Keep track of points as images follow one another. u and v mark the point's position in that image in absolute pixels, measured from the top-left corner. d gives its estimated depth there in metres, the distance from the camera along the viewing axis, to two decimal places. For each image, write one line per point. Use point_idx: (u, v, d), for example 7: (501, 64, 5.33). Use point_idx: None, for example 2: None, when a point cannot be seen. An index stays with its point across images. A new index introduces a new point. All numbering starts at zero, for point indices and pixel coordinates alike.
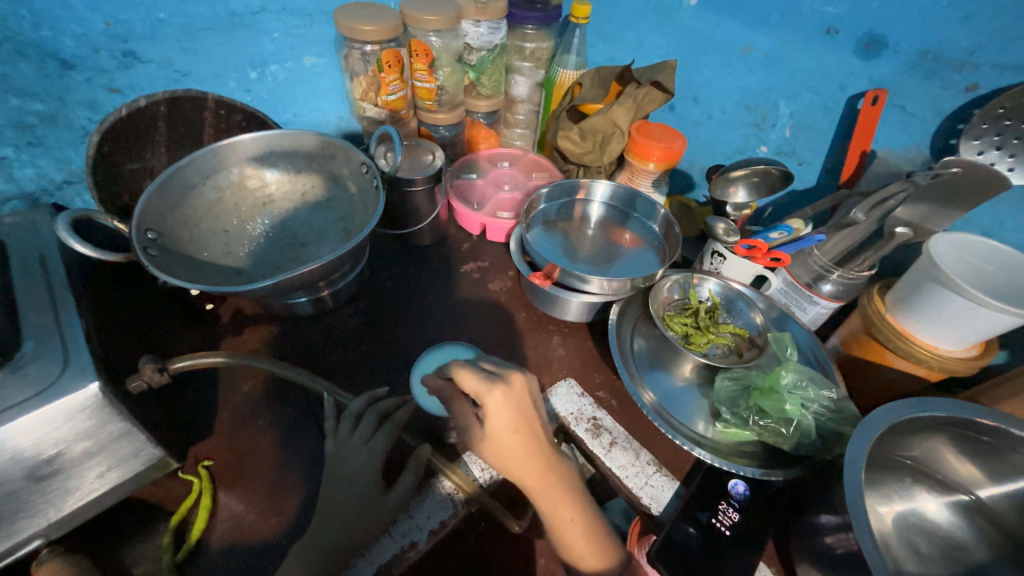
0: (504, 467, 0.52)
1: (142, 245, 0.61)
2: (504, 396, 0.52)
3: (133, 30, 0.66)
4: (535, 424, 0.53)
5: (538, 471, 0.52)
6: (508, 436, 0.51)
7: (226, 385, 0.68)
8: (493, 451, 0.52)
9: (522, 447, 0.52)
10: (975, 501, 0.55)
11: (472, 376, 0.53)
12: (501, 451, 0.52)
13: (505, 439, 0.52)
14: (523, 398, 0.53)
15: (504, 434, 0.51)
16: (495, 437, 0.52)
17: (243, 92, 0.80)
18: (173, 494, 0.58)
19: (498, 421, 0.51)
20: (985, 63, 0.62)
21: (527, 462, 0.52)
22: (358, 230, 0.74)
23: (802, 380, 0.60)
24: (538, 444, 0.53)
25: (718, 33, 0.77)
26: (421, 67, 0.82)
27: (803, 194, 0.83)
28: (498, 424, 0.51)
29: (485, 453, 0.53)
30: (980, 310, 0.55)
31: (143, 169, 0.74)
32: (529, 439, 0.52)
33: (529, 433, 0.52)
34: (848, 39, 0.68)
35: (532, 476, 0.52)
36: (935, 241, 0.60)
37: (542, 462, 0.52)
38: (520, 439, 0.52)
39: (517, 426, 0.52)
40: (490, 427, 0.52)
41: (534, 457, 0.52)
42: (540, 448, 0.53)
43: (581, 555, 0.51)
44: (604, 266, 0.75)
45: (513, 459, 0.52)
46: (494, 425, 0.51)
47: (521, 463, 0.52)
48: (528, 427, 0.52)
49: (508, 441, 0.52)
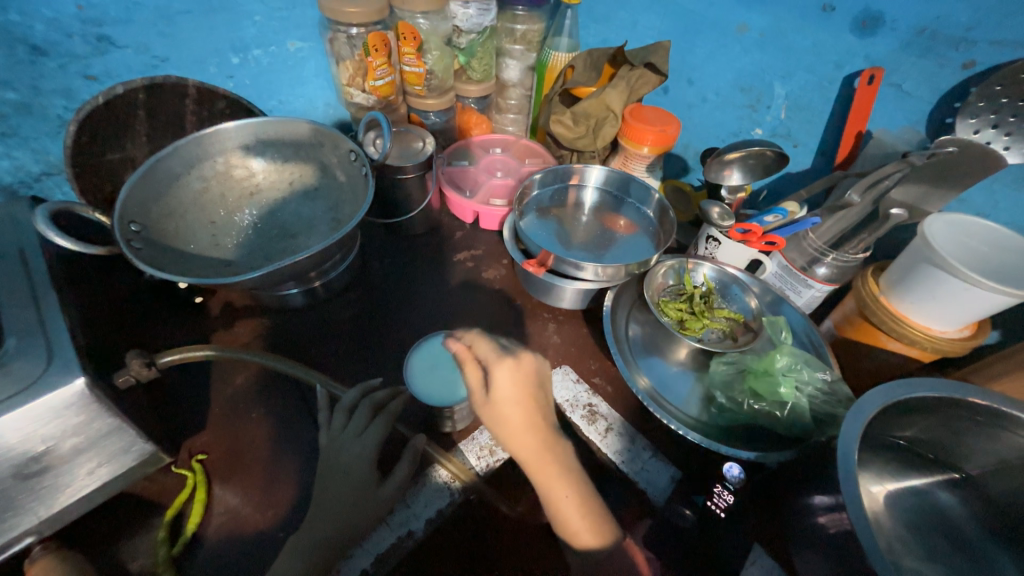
0: (502, 438, 0.54)
1: (125, 238, 0.60)
2: (510, 368, 0.56)
3: (107, 13, 0.63)
4: (537, 402, 0.55)
5: (535, 450, 0.53)
6: (509, 407, 0.54)
7: (218, 378, 0.67)
8: (491, 419, 0.54)
9: (522, 420, 0.54)
10: (964, 478, 0.56)
11: (486, 346, 0.58)
12: (501, 420, 0.54)
13: (505, 409, 0.54)
14: (528, 374, 0.57)
15: (506, 404, 0.54)
16: (496, 406, 0.54)
17: (225, 78, 0.77)
18: (167, 490, 0.58)
19: (500, 391, 0.54)
20: (982, 40, 0.61)
21: (525, 439, 0.53)
22: (348, 220, 0.72)
23: (797, 362, 0.60)
24: (538, 421, 0.55)
25: (713, 12, 0.75)
26: (409, 50, 0.80)
27: (798, 176, 0.82)
28: (500, 391, 0.54)
29: (486, 422, 0.55)
30: (973, 290, 0.54)
31: (124, 159, 0.72)
32: (530, 413, 0.54)
33: (530, 409, 0.54)
34: (845, 17, 0.67)
35: (528, 449, 0.53)
36: (930, 222, 0.60)
37: (538, 438, 0.54)
38: (522, 412, 0.54)
39: (518, 398, 0.54)
40: (493, 398, 0.54)
41: (533, 432, 0.53)
42: (540, 424, 0.54)
43: (575, 530, 0.51)
44: (599, 252, 0.75)
45: (509, 429, 0.53)
46: (497, 394, 0.54)
47: (518, 435, 0.53)
48: (530, 402, 0.55)
49: (508, 411, 0.54)
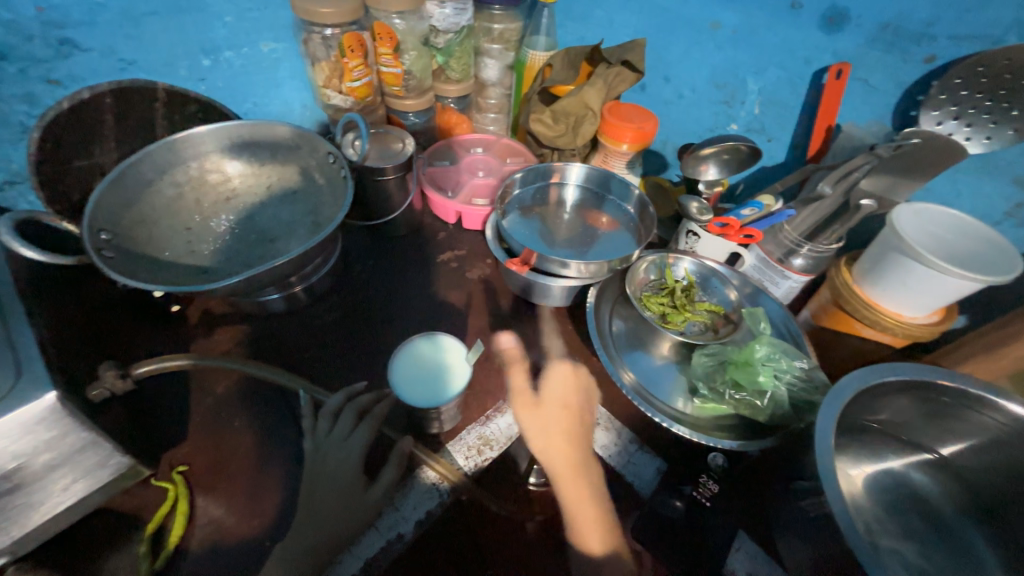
0: (535, 436, 0.62)
1: (95, 246, 0.58)
2: (561, 371, 0.69)
3: (68, 14, 0.62)
4: (581, 410, 0.65)
5: (567, 452, 0.61)
6: (555, 406, 0.65)
7: (198, 388, 0.65)
8: (533, 418, 0.64)
9: (563, 422, 0.63)
10: (938, 458, 0.58)
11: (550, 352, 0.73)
12: (541, 420, 0.64)
13: (549, 409, 0.65)
14: (577, 384, 0.68)
15: (552, 404, 0.65)
16: (541, 406, 0.65)
17: (196, 81, 0.76)
18: (148, 504, 0.57)
19: (548, 393, 0.66)
20: (942, 35, 0.63)
21: (560, 440, 0.62)
22: (327, 222, 0.71)
23: (776, 352, 0.61)
24: (579, 428, 0.63)
25: (687, 10, 0.76)
26: (386, 50, 0.79)
27: (773, 170, 0.84)
28: (552, 394, 0.66)
29: (527, 422, 0.64)
30: (938, 277, 0.57)
31: (91, 166, 0.70)
32: (571, 418, 0.64)
33: (573, 414, 0.65)
34: (813, 14, 0.68)
35: (559, 450, 0.61)
36: (898, 211, 0.62)
37: (574, 441, 0.62)
38: (564, 414, 0.64)
39: (564, 403, 0.65)
40: (541, 398, 0.66)
41: (567, 435, 0.62)
42: (580, 429, 0.63)
43: (582, 532, 0.55)
44: (582, 249, 0.75)
45: (547, 430, 0.62)
46: (544, 395, 0.66)
47: (555, 437, 0.62)
48: (574, 407, 0.65)
49: (552, 411, 0.64)
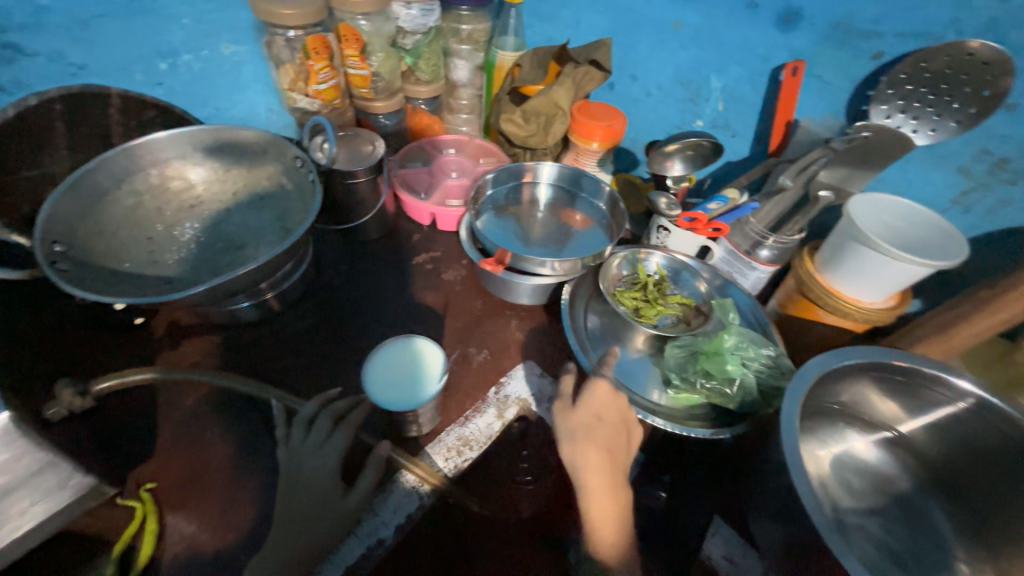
0: (568, 445, 0.54)
1: (47, 258, 0.56)
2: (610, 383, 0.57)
3: (11, 19, 0.61)
4: (626, 420, 0.56)
5: (603, 467, 0.52)
6: (592, 414, 0.55)
7: (164, 403, 0.63)
8: (567, 427, 0.55)
9: (602, 432, 0.54)
10: (896, 435, 0.61)
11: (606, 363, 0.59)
12: (575, 429, 0.54)
13: (585, 416, 0.55)
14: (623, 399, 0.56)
15: (587, 413, 0.55)
16: (579, 414, 0.55)
17: (154, 85, 0.74)
18: (115, 524, 0.55)
19: (591, 401, 0.56)
20: (888, 32, 0.66)
21: (595, 453, 0.52)
22: (297, 227, 0.70)
23: (744, 341, 0.63)
24: (619, 441, 0.54)
25: (649, 10, 0.78)
26: (352, 52, 0.78)
27: (739, 165, 0.86)
28: (595, 403, 0.56)
29: (563, 430, 0.56)
30: (892, 263, 0.59)
31: (42, 176, 0.66)
32: (613, 428, 0.54)
33: (615, 424, 0.55)
34: (768, 13, 0.71)
35: (593, 464, 0.52)
36: (853, 201, 0.65)
37: (608, 454, 0.52)
38: (604, 425, 0.54)
39: (605, 411, 0.55)
40: (582, 406, 0.56)
41: (604, 450, 0.52)
42: (620, 443, 0.54)
43: (602, 542, 0.49)
44: (557, 247, 0.76)
45: (581, 438, 0.53)
46: (585, 403, 0.56)
47: (589, 449, 0.53)
48: (618, 418, 0.55)
49: (590, 419, 0.55)
